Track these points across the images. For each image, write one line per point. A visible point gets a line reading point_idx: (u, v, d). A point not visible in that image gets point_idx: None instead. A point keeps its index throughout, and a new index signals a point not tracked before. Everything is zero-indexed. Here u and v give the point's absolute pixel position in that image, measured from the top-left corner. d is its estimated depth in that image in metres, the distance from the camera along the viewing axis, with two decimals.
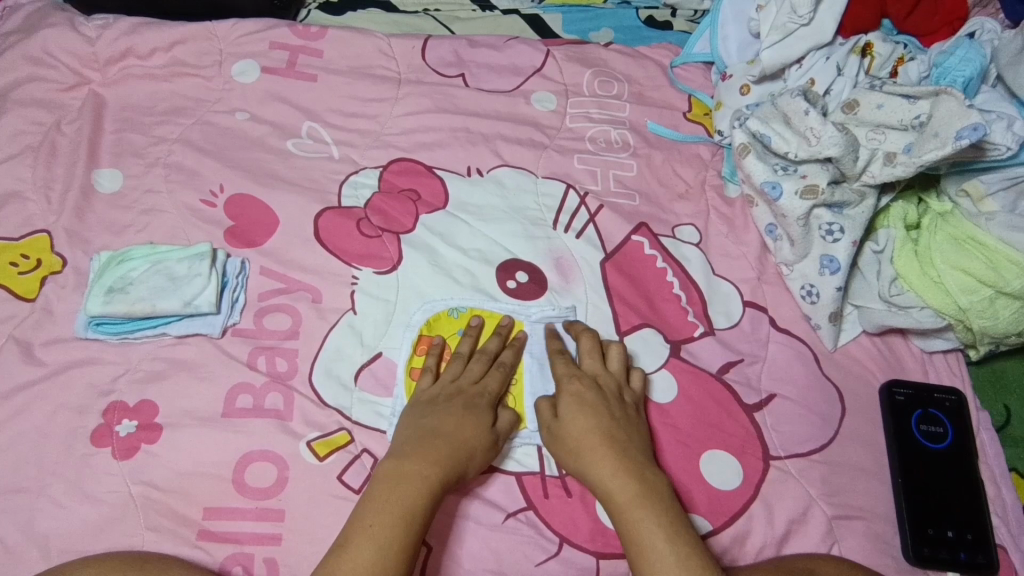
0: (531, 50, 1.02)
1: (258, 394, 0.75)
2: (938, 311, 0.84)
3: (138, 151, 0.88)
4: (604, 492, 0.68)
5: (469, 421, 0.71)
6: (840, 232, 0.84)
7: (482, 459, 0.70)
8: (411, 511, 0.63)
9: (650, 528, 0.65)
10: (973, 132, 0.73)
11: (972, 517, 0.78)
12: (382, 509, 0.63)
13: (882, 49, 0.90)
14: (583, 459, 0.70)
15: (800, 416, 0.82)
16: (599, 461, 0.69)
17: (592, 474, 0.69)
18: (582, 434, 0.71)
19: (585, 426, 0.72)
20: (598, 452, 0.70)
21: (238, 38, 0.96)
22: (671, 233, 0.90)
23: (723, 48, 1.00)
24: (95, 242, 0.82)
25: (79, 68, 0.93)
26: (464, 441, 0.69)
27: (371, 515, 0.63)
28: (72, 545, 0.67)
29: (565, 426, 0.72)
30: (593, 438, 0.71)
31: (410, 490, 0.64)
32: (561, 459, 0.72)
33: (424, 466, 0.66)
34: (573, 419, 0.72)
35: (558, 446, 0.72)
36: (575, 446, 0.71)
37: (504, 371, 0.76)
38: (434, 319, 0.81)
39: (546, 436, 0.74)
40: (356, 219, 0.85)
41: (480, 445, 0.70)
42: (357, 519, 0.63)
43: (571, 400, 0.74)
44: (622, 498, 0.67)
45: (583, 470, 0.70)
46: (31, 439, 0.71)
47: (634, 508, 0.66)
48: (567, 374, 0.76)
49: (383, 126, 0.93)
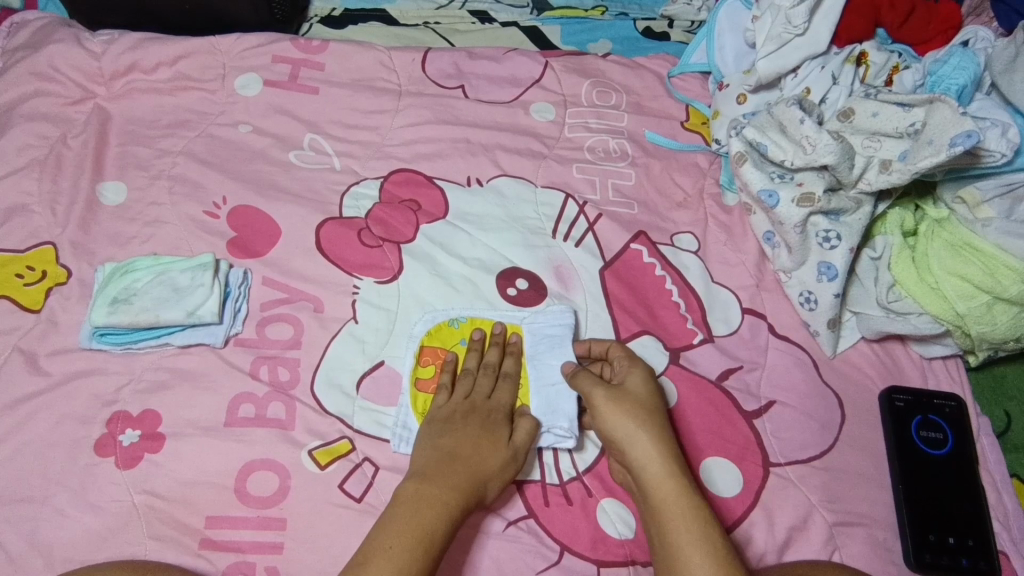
0: (530, 62, 1.03)
1: (260, 404, 0.75)
2: (936, 317, 0.84)
3: (142, 164, 0.89)
4: (662, 467, 0.69)
5: (492, 441, 0.71)
6: (837, 239, 0.85)
7: (502, 480, 0.70)
8: (432, 534, 0.63)
9: (705, 516, 0.66)
10: (967, 138, 0.73)
11: (973, 524, 0.78)
12: (406, 530, 0.63)
13: (877, 57, 0.91)
14: (644, 427, 0.71)
15: (800, 423, 0.82)
16: (659, 437, 0.70)
17: (646, 447, 0.69)
18: (648, 407, 0.72)
19: (650, 400, 0.73)
20: (659, 429, 0.71)
21: (241, 52, 0.98)
22: (670, 242, 0.91)
23: (720, 57, 1.01)
24: (100, 254, 0.83)
25: (84, 82, 0.94)
26: (484, 461, 0.69)
27: (400, 529, 0.63)
28: (75, 555, 0.67)
29: (635, 394, 0.73)
30: (654, 415, 0.72)
31: (429, 514, 0.64)
32: (610, 421, 0.72)
33: (447, 489, 0.66)
34: (639, 389, 0.74)
35: (624, 405, 0.72)
36: (646, 415, 0.72)
37: (511, 382, 0.77)
38: (436, 330, 0.81)
39: (602, 393, 0.73)
40: (357, 229, 0.86)
41: (502, 466, 0.70)
42: (379, 535, 0.63)
43: (644, 378, 0.75)
44: (673, 482, 0.68)
45: (636, 440, 0.70)
46: (35, 449, 0.72)
47: (684, 495, 0.67)
48: (629, 354, 0.78)
49: (384, 138, 0.94)
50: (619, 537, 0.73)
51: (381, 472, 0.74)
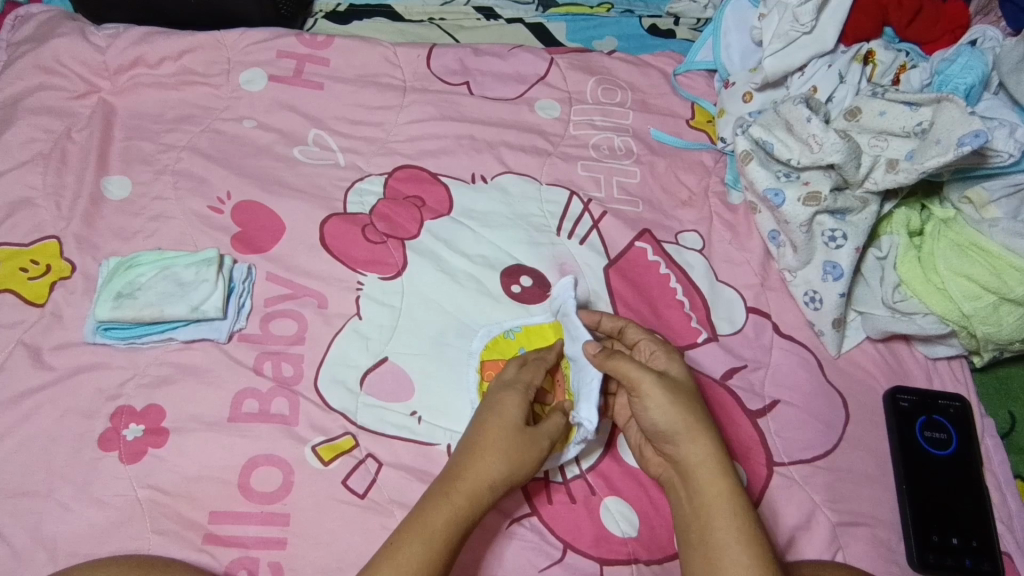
0: (535, 59, 1.03)
1: (263, 400, 0.75)
2: (942, 317, 0.84)
3: (146, 159, 0.89)
4: (716, 465, 0.66)
5: (502, 425, 0.68)
6: (842, 239, 0.85)
7: (524, 466, 0.66)
8: (452, 537, 0.62)
9: (755, 516, 0.66)
10: (975, 138, 0.73)
11: (976, 525, 0.78)
12: (430, 530, 0.62)
13: (884, 57, 0.90)
14: (698, 419, 0.68)
15: (804, 423, 0.82)
16: (710, 431, 0.68)
17: (700, 443, 0.67)
18: (695, 397, 0.69)
19: (694, 390, 0.70)
20: (708, 422, 0.68)
21: (246, 47, 0.98)
22: (674, 240, 0.90)
23: (726, 56, 1.01)
24: (104, 248, 0.83)
25: (89, 76, 0.94)
26: (497, 448, 0.66)
27: (422, 528, 0.62)
28: (78, 549, 0.67)
29: (681, 384, 0.70)
30: (700, 405, 0.69)
31: (439, 511, 0.63)
32: (664, 411, 0.67)
33: (462, 485, 0.64)
34: (682, 378, 0.71)
35: (678, 395, 0.68)
36: (698, 407, 0.68)
37: (539, 364, 0.74)
38: (493, 343, 0.80)
39: (654, 380, 0.67)
40: (360, 226, 0.86)
41: (521, 451, 0.67)
42: (403, 534, 0.62)
43: (680, 366, 0.72)
44: (726, 480, 0.66)
45: (693, 434, 0.67)
46: (38, 443, 0.72)
47: (735, 493, 0.66)
48: (659, 338, 0.74)
49: (388, 134, 0.94)
50: (622, 535, 0.73)
51: (384, 468, 0.73)
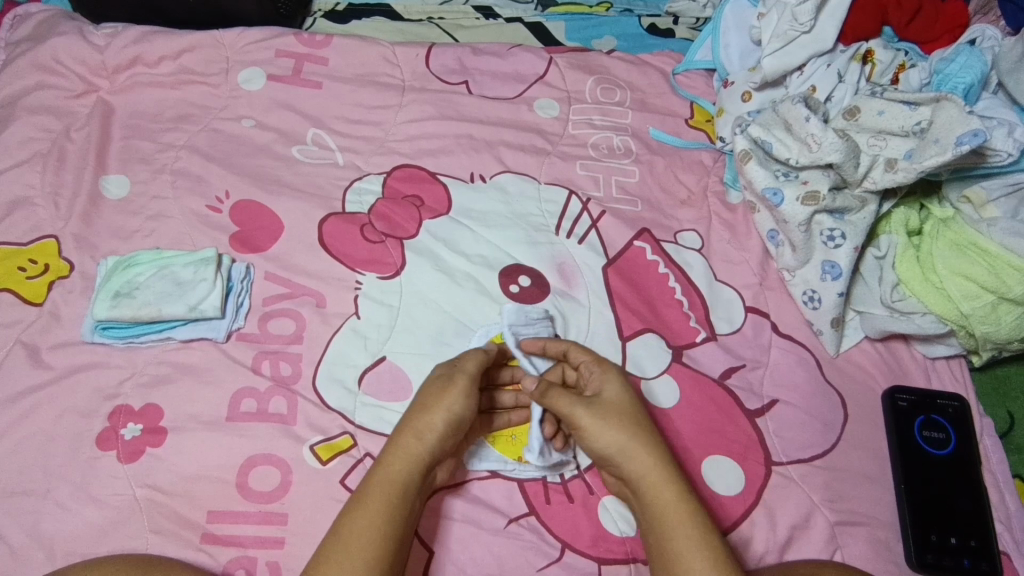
0: (534, 58, 1.03)
1: (262, 399, 0.75)
2: (940, 317, 0.84)
3: (145, 158, 0.89)
4: (656, 479, 0.67)
5: (432, 385, 0.71)
6: (841, 238, 0.85)
7: (452, 405, 0.69)
8: (393, 491, 0.64)
9: (704, 522, 0.65)
10: (973, 138, 0.73)
11: (975, 525, 0.78)
12: (370, 496, 0.64)
13: (883, 56, 0.90)
14: (636, 436, 0.68)
15: (802, 422, 0.82)
16: (652, 445, 0.68)
17: (638, 460, 0.67)
18: (633, 414, 0.70)
19: (632, 407, 0.71)
20: (648, 437, 0.69)
21: (244, 47, 0.98)
22: (673, 239, 0.90)
23: (725, 55, 1.01)
24: (102, 247, 0.83)
25: (88, 76, 0.94)
26: (420, 401, 0.69)
27: (364, 497, 0.64)
28: (77, 548, 0.67)
29: (613, 405, 0.71)
30: (639, 422, 0.70)
31: (380, 476, 0.65)
32: (601, 439, 0.69)
33: (395, 446, 0.67)
34: (619, 397, 0.71)
35: (608, 420, 0.69)
36: (632, 426, 0.69)
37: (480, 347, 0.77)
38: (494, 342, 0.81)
39: (584, 412, 0.70)
40: (359, 225, 0.86)
41: (445, 394, 0.69)
42: (348, 509, 0.64)
43: (615, 386, 0.72)
44: (672, 490, 0.66)
45: (632, 453, 0.68)
46: (36, 443, 0.71)
47: (683, 502, 0.66)
48: (596, 358, 0.75)
49: (387, 133, 0.94)
50: (621, 535, 0.73)
51: None
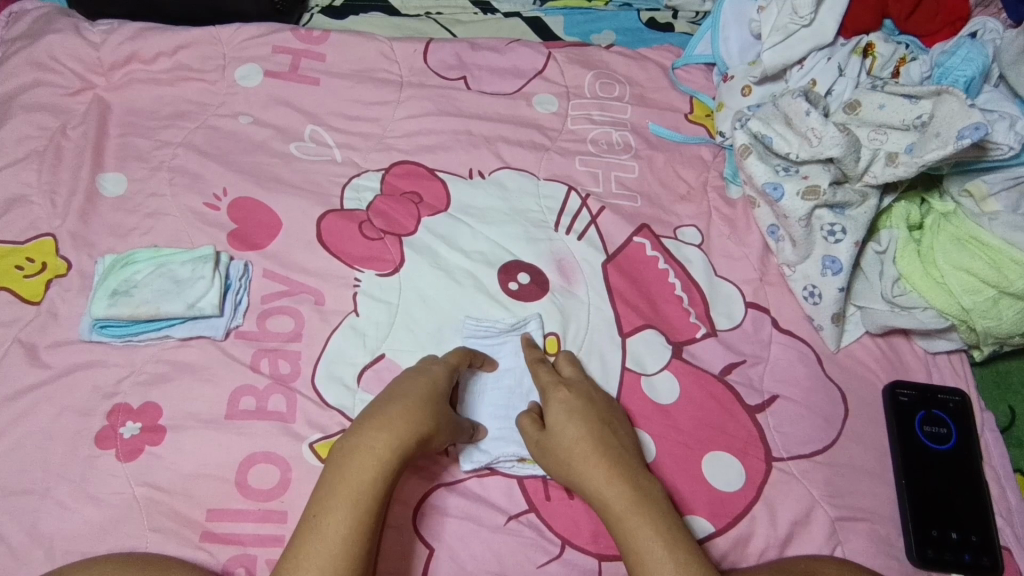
0: (532, 52, 1.02)
1: (261, 396, 0.75)
2: (941, 311, 0.83)
3: (142, 155, 0.88)
4: (598, 502, 0.67)
5: (434, 397, 0.70)
6: (841, 233, 0.84)
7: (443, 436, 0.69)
8: (375, 485, 0.63)
9: (646, 535, 0.64)
10: (974, 131, 0.73)
11: (977, 519, 0.78)
12: (347, 486, 0.62)
13: (884, 49, 0.90)
14: (572, 462, 0.68)
15: (802, 417, 0.81)
16: (586, 467, 0.68)
17: (582, 484, 0.68)
18: (571, 438, 0.69)
19: (572, 427, 0.70)
20: (584, 460, 0.68)
21: (242, 43, 0.97)
22: (673, 234, 0.90)
23: (725, 48, 1.00)
24: (99, 245, 0.83)
25: (84, 72, 0.93)
26: (426, 401, 0.69)
27: (341, 486, 0.62)
28: (76, 547, 0.67)
29: (553, 436, 0.70)
30: (580, 442, 0.69)
31: (362, 467, 0.63)
32: (551, 473, 0.71)
33: (387, 434, 0.65)
34: (558, 421, 0.71)
35: (550, 459, 0.70)
36: (568, 454, 0.69)
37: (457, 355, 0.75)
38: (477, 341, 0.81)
39: (535, 449, 0.72)
40: (358, 222, 0.86)
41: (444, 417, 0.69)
42: (321, 498, 0.62)
43: (557, 410, 0.71)
44: (616, 509, 0.65)
45: (574, 482, 0.68)
46: (35, 441, 0.71)
47: (626, 517, 0.65)
48: (549, 380, 0.74)
49: (385, 129, 0.93)
50: None
51: None
